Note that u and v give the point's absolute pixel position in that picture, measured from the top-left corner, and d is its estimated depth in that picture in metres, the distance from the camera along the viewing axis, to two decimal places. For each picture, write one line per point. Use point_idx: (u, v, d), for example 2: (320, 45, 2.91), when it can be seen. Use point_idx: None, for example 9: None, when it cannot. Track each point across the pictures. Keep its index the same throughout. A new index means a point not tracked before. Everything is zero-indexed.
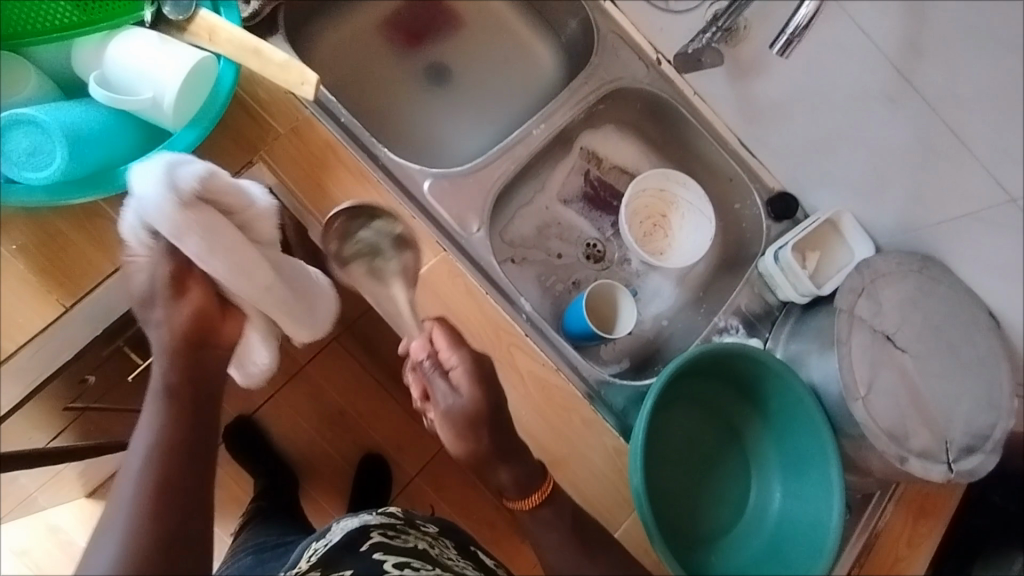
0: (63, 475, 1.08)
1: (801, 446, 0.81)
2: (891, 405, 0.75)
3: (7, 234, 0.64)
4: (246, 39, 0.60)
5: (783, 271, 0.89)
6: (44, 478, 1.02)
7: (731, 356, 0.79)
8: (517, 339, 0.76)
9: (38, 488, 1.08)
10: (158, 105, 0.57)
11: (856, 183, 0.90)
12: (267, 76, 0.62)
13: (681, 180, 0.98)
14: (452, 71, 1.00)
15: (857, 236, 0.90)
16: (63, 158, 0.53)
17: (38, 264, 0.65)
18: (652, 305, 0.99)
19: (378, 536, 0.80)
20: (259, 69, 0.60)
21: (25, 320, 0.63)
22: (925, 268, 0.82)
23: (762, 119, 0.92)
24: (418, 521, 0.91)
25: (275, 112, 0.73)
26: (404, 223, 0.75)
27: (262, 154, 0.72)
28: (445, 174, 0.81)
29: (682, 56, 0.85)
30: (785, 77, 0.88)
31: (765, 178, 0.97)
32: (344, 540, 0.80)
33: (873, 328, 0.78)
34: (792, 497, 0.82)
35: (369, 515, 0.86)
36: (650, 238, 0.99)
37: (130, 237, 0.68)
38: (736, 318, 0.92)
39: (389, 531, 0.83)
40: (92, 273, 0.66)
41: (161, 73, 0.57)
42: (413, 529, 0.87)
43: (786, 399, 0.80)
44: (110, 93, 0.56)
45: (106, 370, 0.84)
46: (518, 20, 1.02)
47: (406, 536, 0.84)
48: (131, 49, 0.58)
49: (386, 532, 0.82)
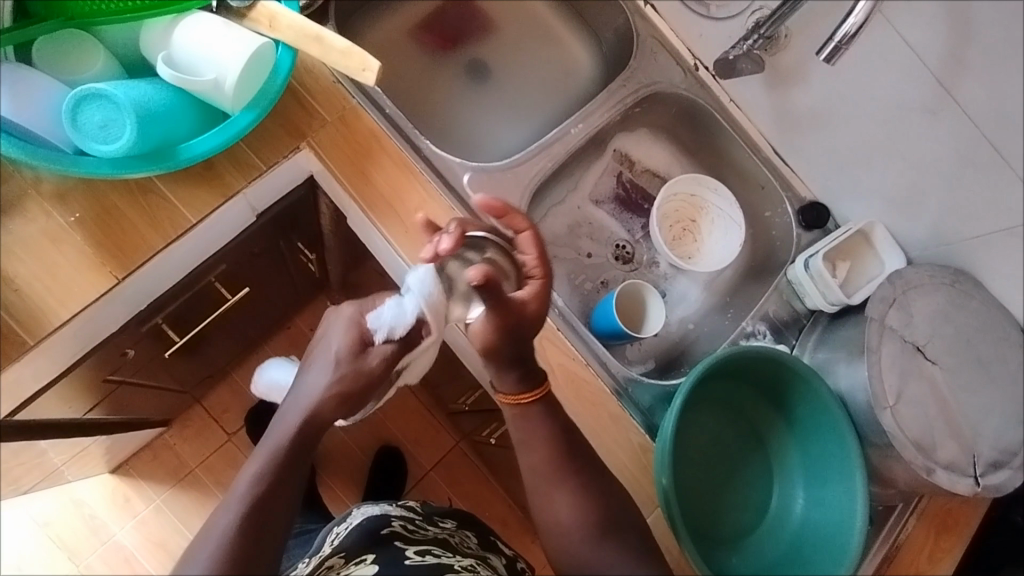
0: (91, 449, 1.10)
1: (824, 453, 0.81)
2: (919, 416, 0.76)
3: (66, 206, 0.67)
4: (310, 26, 0.62)
5: (813, 279, 0.89)
6: (74, 450, 1.04)
7: (758, 359, 0.80)
8: (550, 333, 0.78)
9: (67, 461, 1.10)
10: (218, 86, 0.59)
11: (890, 194, 0.90)
12: (327, 62, 0.63)
13: (713, 186, 0.99)
14: (491, 68, 1.02)
15: (888, 247, 0.89)
16: (131, 133, 0.55)
17: (94, 236, 0.67)
18: (678, 308, 1.00)
19: (398, 526, 0.82)
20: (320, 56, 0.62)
21: (79, 289, 0.66)
22: (958, 282, 0.82)
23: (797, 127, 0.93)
24: (436, 515, 0.91)
25: (324, 100, 0.76)
26: (444, 214, 0.77)
27: (309, 141, 0.75)
28: (484, 168, 0.83)
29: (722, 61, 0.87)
30: (822, 86, 0.89)
31: (798, 187, 0.96)
32: (367, 524, 0.82)
33: (904, 339, 0.78)
34: (814, 502, 0.82)
35: (389, 505, 0.88)
36: (680, 241, 0.99)
37: (181, 215, 0.70)
38: (764, 323, 0.93)
39: (409, 523, 0.84)
40: (143, 248, 0.68)
41: (224, 56, 0.59)
42: (432, 523, 0.88)
43: (812, 405, 0.80)
44: (175, 73, 0.58)
45: (145, 346, 0.87)
46: (558, 21, 1.04)
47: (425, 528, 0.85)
48: (196, 32, 0.60)
49: (407, 523, 0.84)
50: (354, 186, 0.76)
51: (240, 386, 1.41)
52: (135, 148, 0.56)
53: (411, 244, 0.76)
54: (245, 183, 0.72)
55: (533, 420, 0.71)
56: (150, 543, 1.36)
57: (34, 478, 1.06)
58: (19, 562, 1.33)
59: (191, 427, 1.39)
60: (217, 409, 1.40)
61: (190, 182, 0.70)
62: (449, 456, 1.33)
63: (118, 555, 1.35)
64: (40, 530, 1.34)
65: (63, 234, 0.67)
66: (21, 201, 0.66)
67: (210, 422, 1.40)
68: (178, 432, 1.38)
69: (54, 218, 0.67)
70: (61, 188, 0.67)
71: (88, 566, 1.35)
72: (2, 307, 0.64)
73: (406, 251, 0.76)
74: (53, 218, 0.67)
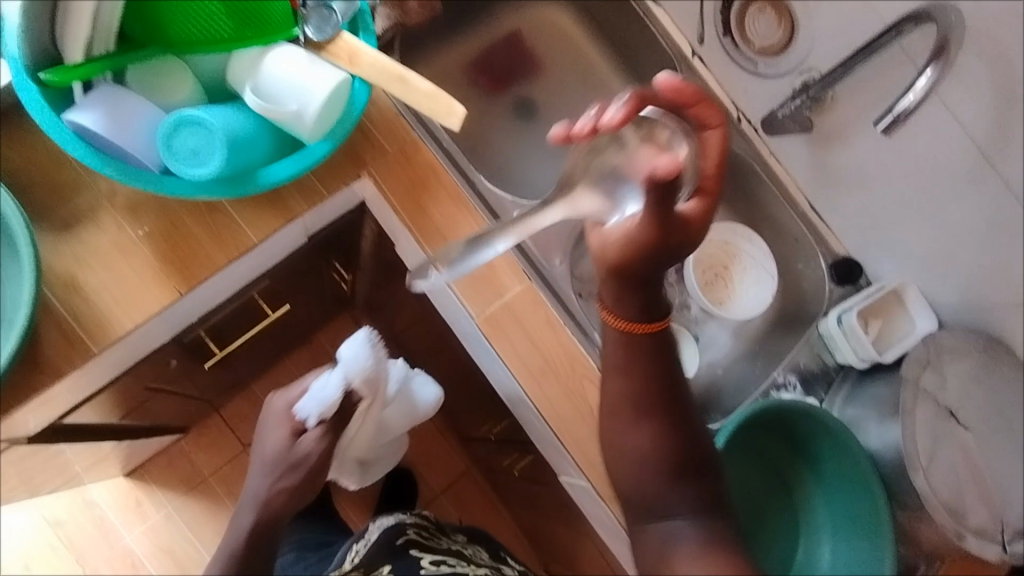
0: (114, 452, 1.11)
1: (852, 510, 0.82)
2: (951, 479, 0.76)
3: (136, 220, 0.69)
4: (391, 66, 0.63)
5: (845, 334, 0.91)
6: (99, 454, 1.05)
7: (792, 415, 0.81)
8: (591, 373, 0.79)
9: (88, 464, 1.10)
10: (300, 116, 0.62)
11: (924, 257, 0.92)
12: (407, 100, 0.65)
13: (747, 236, 1.01)
14: (539, 107, 1.05)
15: (920, 308, 0.91)
16: (219, 159, 0.58)
17: (160, 250, 0.69)
18: (707, 353, 1.00)
19: (413, 534, 0.85)
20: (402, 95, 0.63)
21: (143, 301, 0.68)
22: (991, 348, 0.83)
23: (874, 70, 0.87)
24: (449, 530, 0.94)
25: (385, 132, 0.78)
26: (495, 249, 0.79)
27: (369, 170, 0.77)
28: (534, 207, 0.85)
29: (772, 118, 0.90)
30: (864, 148, 0.92)
31: (831, 243, 1.00)
32: (382, 537, 0.85)
33: (938, 401, 0.79)
34: (840, 559, 0.82)
35: (404, 515, 0.90)
36: (711, 287, 1.01)
37: (245, 235, 0.72)
38: (794, 375, 0.95)
39: (423, 531, 0.87)
40: (207, 265, 0.70)
41: (307, 88, 0.61)
42: (445, 533, 0.91)
43: (840, 462, 0.81)
44: (260, 102, 0.61)
45: (187, 356, 0.88)
46: (606, 66, 1.07)
47: (440, 538, 0.88)
48: (282, 64, 0.62)
49: (421, 532, 0.87)
50: (410, 217, 0.78)
51: (258, 398, 1.41)
52: (221, 174, 0.58)
53: (462, 276, 0.78)
54: (307, 208, 0.74)
55: (624, 357, 0.60)
56: (158, 550, 1.36)
57: (54, 481, 1.07)
58: (25, 562, 1.33)
59: (208, 435, 1.39)
60: (234, 419, 1.40)
61: (256, 203, 0.72)
62: (460, 482, 1.37)
63: (126, 560, 1.35)
64: (49, 530, 1.34)
65: (132, 246, 0.69)
66: (96, 212, 0.69)
67: (226, 431, 1.40)
68: (193, 439, 1.38)
69: (124, 230, 0.69)
70: (133, 202, 0.70)
71: (95, 569, 1.34)
72: (68, 313, 0.66)
73: (457, 283, 0.78)
74: (122, 229, 0.69)
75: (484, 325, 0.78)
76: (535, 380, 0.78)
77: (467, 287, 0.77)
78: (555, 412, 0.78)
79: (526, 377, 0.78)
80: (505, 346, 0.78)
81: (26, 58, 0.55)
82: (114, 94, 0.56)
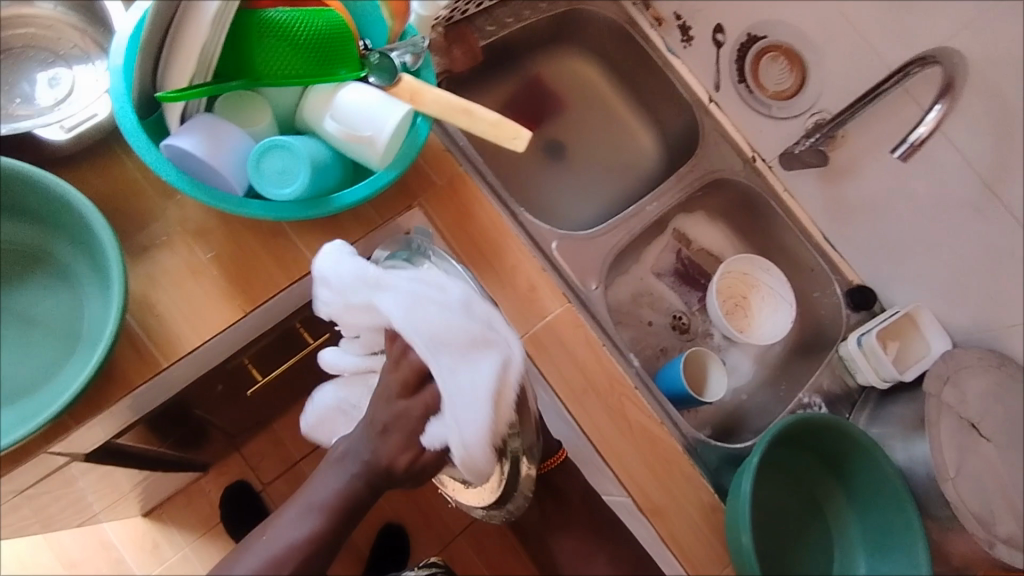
0: (136, 494, 1.07)
1: (886, 524, 0.85)
2: (978, 491, 0.81)
3: (206, 244, 0.73)
4: (454, 100, 0.65)
5: (865, 355, 0.96)
6: (122, 495, 1.02)
7: (870, 498, 0.86)
8: (628, 391, 0.83)
9: (107, 507, 1.07)
10: (372, 143, 0.67)
11: (934, 284, 0.97)
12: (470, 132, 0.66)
13: (765, 266, 1.06)
14: (566, 147, 1.12)
15: (934, 330, 0.95)
16: (301, 182, 0.64)
17: (229, 273, 0.73)
18: (731, 378, 1.06)
19: None
20: (468, 126, 0.65)
21: (212, 321, 0.71)
22: (1003, 365, 0.88)
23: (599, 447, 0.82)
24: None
25: (436, 165, 0.82)
26: (536, 274, 0.84)
27: (418, 202, 0.81)
28: (569, 236, 0.91)
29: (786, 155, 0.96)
30: (873, 182, 0.96)
31: (844, 271, 1.05)
32: None
33: (959, 416, 0.84)
34: (873, 571, 0.86)
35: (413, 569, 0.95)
36: (733, 316, 1.07)
37: (305, 257, 0.76)
38: (818, 396, 0.99)
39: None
40: (270, 286, 0.74)
41: (383, 117, 0.67)
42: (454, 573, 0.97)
43: (889, 522, 0.84)
44: (340, 127, 0.67)
45: (235, 382, 0.89)
46: (625, 108, 1.13)
47: None
48: (358, 96, 0.67)
49: None
50: (459, 243, 0.82)
51: (281, 439, 1.34)
52: (305, 193, 0.65)
53: (508, 301, 0.82)
54: (362, 235, 0.77)
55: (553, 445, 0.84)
56: None
57: (75, 521, 1.03)
58: None
59: (227, 475, 1.33)
60: (256, 458, 1.33)
61: (316, 230, 0.76)
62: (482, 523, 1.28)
63: None
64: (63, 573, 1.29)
65: (200, 268, 0.73)
66: (168, 236, 0.73)
67: (246, 471, 1.33)
68: (213, 479, 1.32)
69: (194, 254, 0.73)
70: (201, 227, 0.74)
71: None
72: (142, 330, 0.69)
73: (504, 307, 0.82)
74: (193, 253, 0.73)
75: (529, 344, 0.81)
76: (578, 399, 0.81)
77: (513, 311, 0.82)
78: (599, 432, 0.81)
79: (570, 397, 0.81)
80: (550, 366, 0.81)
81: (132, 98, 0.62)
82: (209, 122, 0.62)
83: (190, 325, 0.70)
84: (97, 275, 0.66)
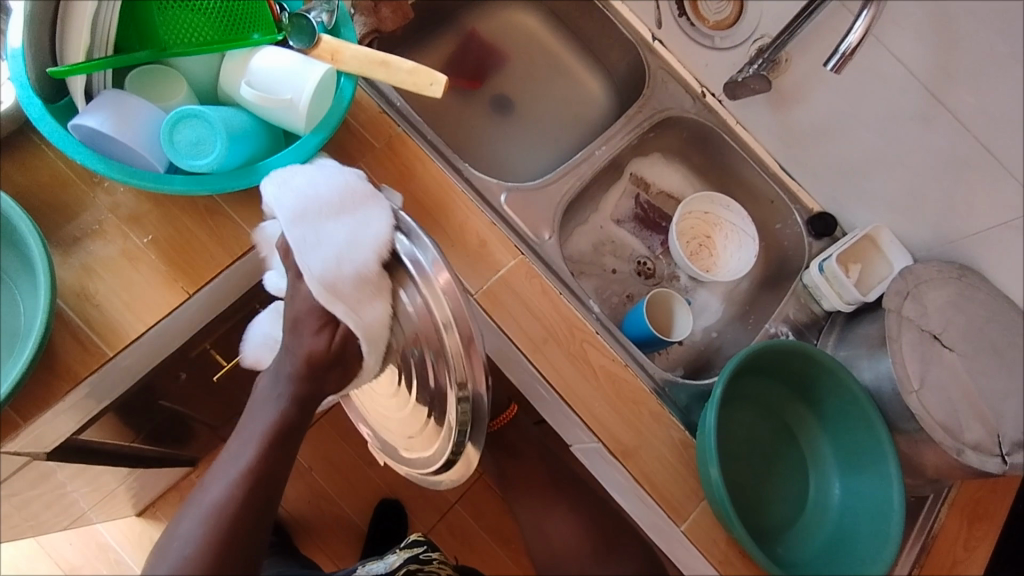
0: (117, 493, 1.06)
1: (856, 443, 0.85)
2: (944, 400, 0.80)
3: (141, 228, 0.71)
4: (372, 53, 0.67)
5: (828, 280, 0.95)
6: (102, 494, 1.00)
7: (838, 418, 0.87)
8: (590, 336, 0.82)
9: (92, 507, 1.06)
10: (293, 105, 0.65)
11: (890, 200, 0.96)
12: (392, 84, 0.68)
13: (725, 202, 1.05)
14: (513, 100, 1.10)
15: (895, 249, 0.95)
16: (220, 151, 0.62)
17: (167, 255, 0.71)
18: (701, 318, 1.05)
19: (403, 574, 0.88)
20: (388, 78, 0.67)
21: (154, 305, 0.70)
22: (964, 276, 0.88)
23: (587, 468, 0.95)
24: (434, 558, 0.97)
25: (372, 129, 0.81)
26: (486, 228, 0.82)
27: (360, 165, 0.79)
28: (519, 188, 0.91)
29: (730, 84, 0.95)
30: (821, 102, 0.95)
31: (805, 201, 1.03)
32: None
33: (921, 328, 0.84)
34: (849, 491, 0.86)
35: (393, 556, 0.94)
36: (697, 256, 1.05)
37: (245, 233, 0.74)
38: (785, 325, 0.99)
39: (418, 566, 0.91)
40: (211, 265, 0.72)
41: (299, 75, 0.64)
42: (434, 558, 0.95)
43: (859, 438, 0.84)
44: (257, 92, 0.65)
45: (196, 370, 0.87)
46: (569, 55, 1.11)
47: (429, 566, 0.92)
48: (271, 59, 0.65)
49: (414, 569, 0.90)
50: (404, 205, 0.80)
51: None
52: (224, 165, 0.63)
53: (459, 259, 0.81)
54: None
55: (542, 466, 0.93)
56: None
57: (61, 523, 1.03)
58: None
59: None
60: None
61: (255, 204, 0.74)
62: (473, 488, 1.28)
63: None
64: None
65: (136, 253, 0.71)
66: (100, 224, 0.70)
67: None
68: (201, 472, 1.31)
69: (129, 239, 0.71)
70: (134, 212, 0.71)
71: None
72: (81, 320, 0.68)
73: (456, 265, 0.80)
74: (128, 239, 0.71)
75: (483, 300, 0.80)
76: (538, 349, 0.81)
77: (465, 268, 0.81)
78: (560, 377, 0.80)
79: (530, 347, 0.80)
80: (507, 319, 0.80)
81: (33, 82, 0.59)
82: (117, 99, 0.61)
83: (132, 312, 0.69)
84: (26, 271, 0.64)
